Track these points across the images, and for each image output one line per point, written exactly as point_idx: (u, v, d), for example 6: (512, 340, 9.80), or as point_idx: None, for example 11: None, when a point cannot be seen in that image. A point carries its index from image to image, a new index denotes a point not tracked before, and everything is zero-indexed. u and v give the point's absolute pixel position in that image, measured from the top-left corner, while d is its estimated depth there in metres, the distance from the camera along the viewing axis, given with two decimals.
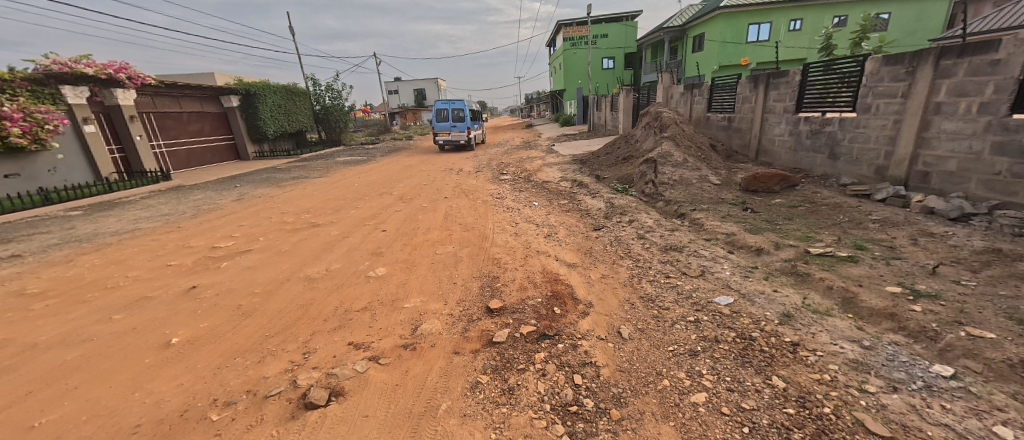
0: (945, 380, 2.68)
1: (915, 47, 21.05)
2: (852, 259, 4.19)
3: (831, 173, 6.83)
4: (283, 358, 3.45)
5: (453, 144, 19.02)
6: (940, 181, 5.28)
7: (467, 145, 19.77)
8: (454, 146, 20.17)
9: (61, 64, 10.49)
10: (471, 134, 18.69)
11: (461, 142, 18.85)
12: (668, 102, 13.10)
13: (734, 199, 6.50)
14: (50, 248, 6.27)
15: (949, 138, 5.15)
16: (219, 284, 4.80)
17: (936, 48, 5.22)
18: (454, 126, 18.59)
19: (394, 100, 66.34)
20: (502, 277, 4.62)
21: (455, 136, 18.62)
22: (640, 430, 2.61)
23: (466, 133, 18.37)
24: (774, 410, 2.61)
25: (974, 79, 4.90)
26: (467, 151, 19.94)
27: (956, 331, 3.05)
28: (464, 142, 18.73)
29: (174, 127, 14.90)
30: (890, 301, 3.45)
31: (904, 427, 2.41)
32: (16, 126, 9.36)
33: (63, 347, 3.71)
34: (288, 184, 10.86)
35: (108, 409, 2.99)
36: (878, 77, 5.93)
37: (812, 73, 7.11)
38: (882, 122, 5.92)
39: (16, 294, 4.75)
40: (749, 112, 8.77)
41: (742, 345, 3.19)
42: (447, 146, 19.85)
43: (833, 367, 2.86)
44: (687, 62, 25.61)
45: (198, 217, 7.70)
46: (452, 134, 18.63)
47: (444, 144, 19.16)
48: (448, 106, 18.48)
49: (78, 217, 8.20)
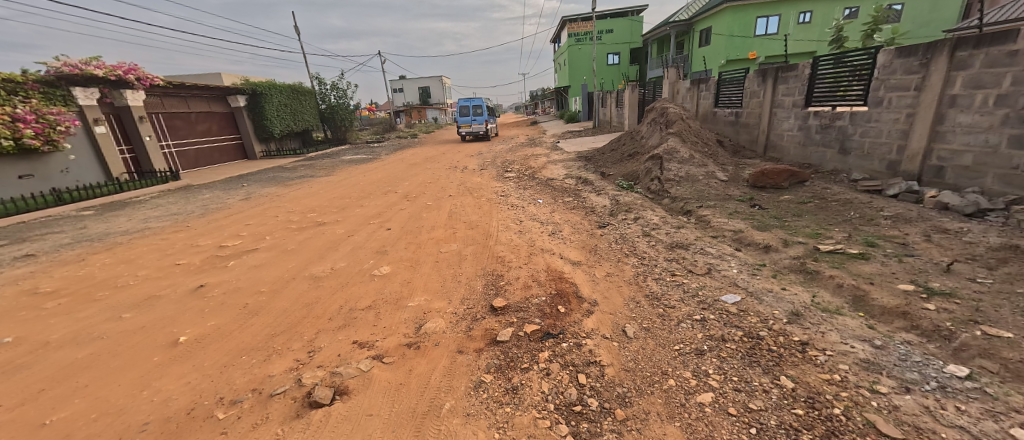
0: (960, 381, 2.61)
1: (931, 39, 20.40)
2: (863, 256, 4.10)
3: (842, 168, 6.70)
4: (288, 357, 3.45)
5: (474, 134, 21.70)
6: (956, 175, 5.15)
7: (486, 136, 22.18)
8: (475, 135, 22.57)
9: (72, 66, 10.72)
10: (489, 126, 21.26)
11: (480, 133, 21.47)
12: (675, 97, 12.97)
13: (742, 195, 6.40)
14: (62, 248, 6.34)
15: (965, 132, 5.02)
16: (227, 283, 4.83)
17: (952, 40, 5.08)
18: (474, 120, 21.19)
19: (399, 99, 66.83)
20: (506, 275, 4.60)
21: (475, 129, 21.17)
22: (645, 430, 2.57)
23: (484, 124, 20.90)
24: (782, 411, 2.56)
25: (991, 70, 4.77)
26: (487, 140, 22.53)
27: (972, 330, 2.97)
28: (483, 133, 21.23)
29: (183, 128, 15.06)
30: (903, 299, 3.37)
31: (917, 428, 2.35)
32: (28, 128, 9.55)
33: (73, 346, 3.75)
34: (295, 183, 10.89)
35: (118, 407, 3.01)
36: (891, 70, 5.79)
37: (822, 66, 6.96)
38: (894, 116, 5.80)
39: (29, 294, 4.82)
40: (757, 107, 8.62)
41: (749, 344, 3.14)
42: (468, 136, 22.40)
43: (843, 367, 2.80)
44: (694, 56, 25.37)
45: (206, 216, 7.80)
46: (473, 127, 21.36)
47: (466, 136, 21.96)
48: (468, 102, 21.23)
49: (90, 217, 8.29)
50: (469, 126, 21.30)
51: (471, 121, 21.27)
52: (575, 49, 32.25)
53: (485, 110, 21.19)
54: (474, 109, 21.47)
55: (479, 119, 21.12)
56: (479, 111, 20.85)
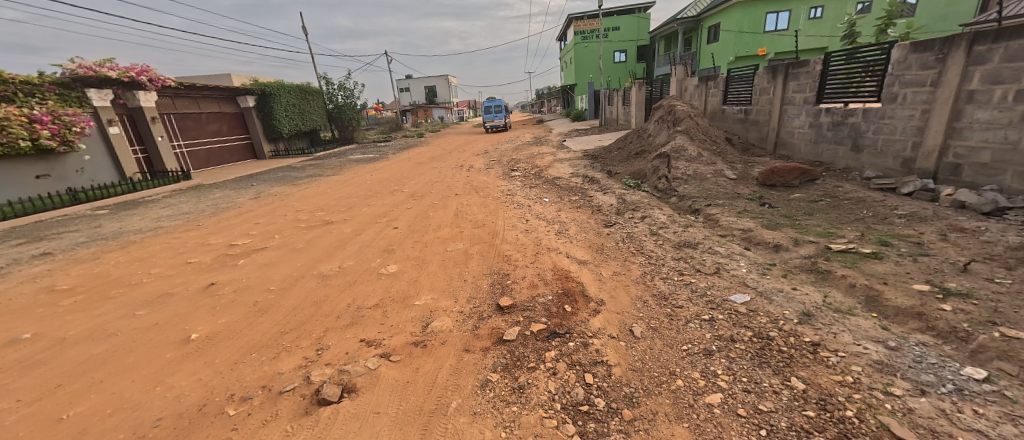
0: (978, 383, 2.54)
1: (947, 33, 19.82)
2: (877, 256, 4.02)
3: (855, 166, 6.58)
4: (297, 355, 3.48)
5: (496, 129, 25.70)
6: (973, 173, 5.04)
7: (504, 130, 25.62)
8: (493, 130, 25.90)
9: (87, 68, 10.89)
10: (507, 121, 24.96)
11: (499, 127, 25.25)
12: (683, 95, 12.82)
13: (752, 194, 6.32)
14: (77, 247, 6.46)
15: (983, 128, 4.91)
16: (237, 281, 4.88)
17: (969, 34, 4.96)
18: (495, 115, 25.22)
19: (404, 98, 67.07)
20: (513, 274, 4.58)
21: (496, 124, 25.18)
22: (653, 431, 2.55)
23: (502, 120, 24.79)
24: (793, 413, 2.51)
25: (1011, 65, 4.65)
26: (506, 131, 25.72)
27: (990, 332, 2.89)
28: (503, 127, 25.34)
29: (194, 128, 15.27)
30: (917, 300, 3.30)
31: (932, 431, 2.30)
32: (45, 129, 9.75)
33: (90, 342, 3.81)
34: (303, 183, 10.97)
35: (131, 402, 3.06)
36: (906, 65, 5.68)
37: (835, 63, 6.85)
38: (909, 112, 5.67)
39: (47, 291, 4.93)
40: (767, 104, 8.49)
41: (759, 345, 3.09)
42: (489, 130, 25.83)
43: (856, 369, 2.74)
44: (702, 54, 25.14)
45: (216, 215, 7.90)
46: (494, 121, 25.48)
47: (488, 129, 25.63)
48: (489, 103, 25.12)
49: (104, 215, 8.45)
50: (490, 121, 25.17)
51: (492, 116, 25.33)
52: (582, 47, 31.92)
53: (503, 109, 25.14)
54: (494, 108, 25.36)
55: (499, 115, 24.81)
56: (496, 109, 24.46)
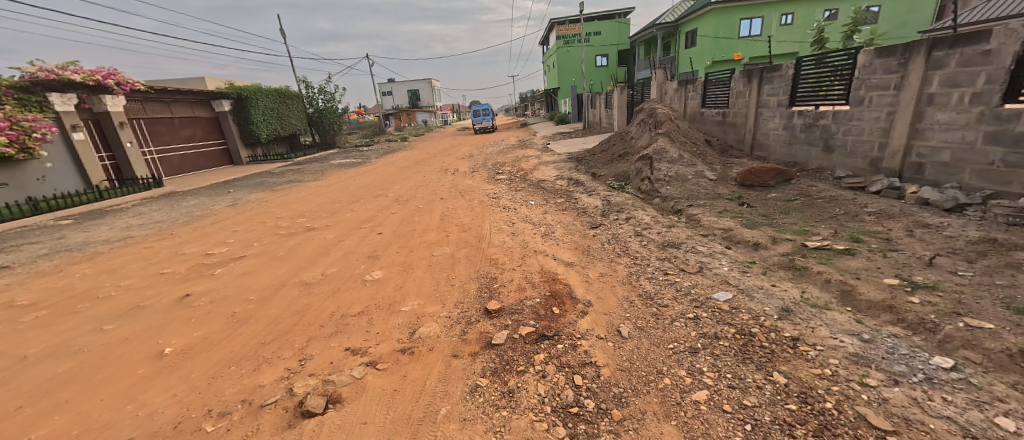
0: (946, 372, 2.68)
1: (905, 40, 20.77)
2: (849, 252, 4.20)
3: (827, 166, 6.84)
4: (280, 366, 3.40)
5: (484, 130, 25.98)
6: (935, 172, 5.30)
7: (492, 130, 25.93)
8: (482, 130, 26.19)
9: (48, 71, 10.36)
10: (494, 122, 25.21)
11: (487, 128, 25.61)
12: (663, 98, 13.07)
13: (731, 194, 6.50)
14: (40, 259, 6.16)
15: (943, 129, 5.17)
16: (214, 291, 4.73)
17: (928, 40, 5.23)
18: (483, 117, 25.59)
19: (385, 101, 66.42)
20: (500, 278, 4.59)
21: (484, 125, 25.51)
22: (641, 430, 2.59)
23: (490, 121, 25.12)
24: (776, 407, 2.60)
25: (966, 69, 4.91)
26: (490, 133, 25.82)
27: (955, 322, 3.06)
28: (490, 128, 25.71)
29: (165, 133, 14.78)
30: (888, 293, 3.46)
31: (906, 420, 2.41)
32: (3, 135, 9.28)
33: (54, 360, 3.64)
34: (282, 189, 10.74)
35: (101, 421, 2.94)
36: (871, 70, 5.94)
37: (805, 67, 7.12)
38: (875, 114, 5.94)
39: (6, 306, 4.68)
40: (743, 107, 8.75)
41: (742, 341, 3.18)
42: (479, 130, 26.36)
43: (834, 362, 2.86)
44: (680, 58, 25.78)
45: (191, 223, 7.65)
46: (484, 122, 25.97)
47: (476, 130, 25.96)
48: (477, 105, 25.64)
49: (69, 226, 8.09)
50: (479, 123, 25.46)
51: (481, 118, 25.66)
52: (563, 51, 32.29)
53: (489, 111, 25.39)
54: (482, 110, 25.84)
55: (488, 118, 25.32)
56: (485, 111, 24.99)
